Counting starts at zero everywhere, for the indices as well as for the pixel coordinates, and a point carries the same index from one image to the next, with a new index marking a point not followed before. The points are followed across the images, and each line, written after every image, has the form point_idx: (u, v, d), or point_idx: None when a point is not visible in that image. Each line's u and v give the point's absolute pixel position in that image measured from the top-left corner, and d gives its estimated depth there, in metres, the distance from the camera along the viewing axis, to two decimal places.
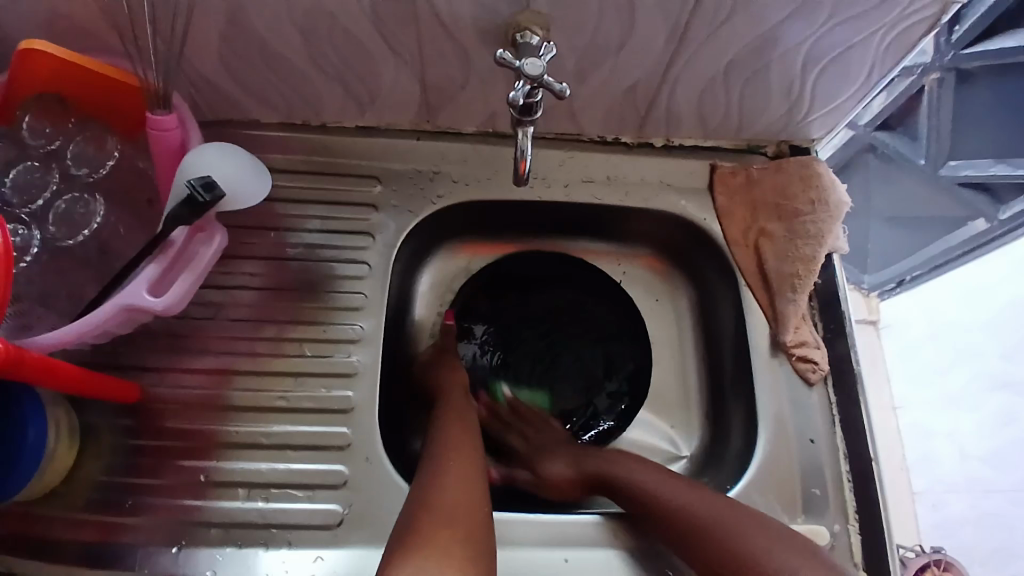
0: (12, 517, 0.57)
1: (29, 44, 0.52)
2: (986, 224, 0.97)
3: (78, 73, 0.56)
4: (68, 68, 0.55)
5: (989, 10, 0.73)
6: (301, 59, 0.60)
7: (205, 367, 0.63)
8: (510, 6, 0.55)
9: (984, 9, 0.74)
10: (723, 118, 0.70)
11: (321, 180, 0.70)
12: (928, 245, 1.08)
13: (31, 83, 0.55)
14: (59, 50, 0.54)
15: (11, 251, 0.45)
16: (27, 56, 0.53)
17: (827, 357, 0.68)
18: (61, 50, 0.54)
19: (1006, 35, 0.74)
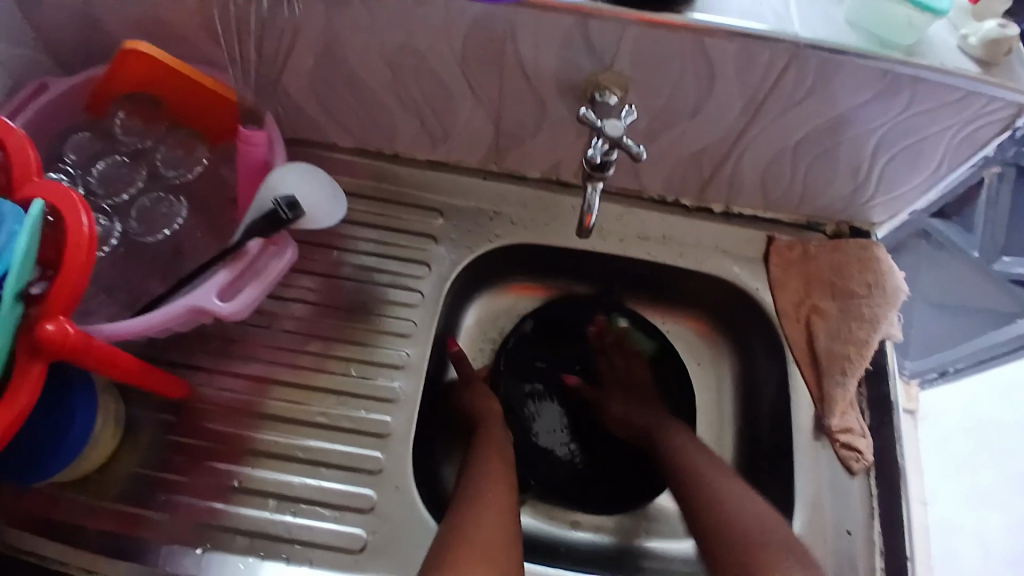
0: (39, 497, 0.58)
1: (133, 44, 0.55)
2: None
3: (173, 77, 0.58)
4: (165, 71, 0.58)
5: None
6: (386, 92, 0.63)
7: (252, 375, 0.64)
8: (593, 65, 0.57)
9: None
10: (785, 191, 0.71)
11: (385, 207, 0.72)
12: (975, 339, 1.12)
13: (127, 84, 0.59)
14: (160, 53, 0.56)
15: (94, 244, 0.46)
16: (130, 55, 0.56)
17: (872, 447, 0.66)
18: (162, 53, 0.57)
19: None
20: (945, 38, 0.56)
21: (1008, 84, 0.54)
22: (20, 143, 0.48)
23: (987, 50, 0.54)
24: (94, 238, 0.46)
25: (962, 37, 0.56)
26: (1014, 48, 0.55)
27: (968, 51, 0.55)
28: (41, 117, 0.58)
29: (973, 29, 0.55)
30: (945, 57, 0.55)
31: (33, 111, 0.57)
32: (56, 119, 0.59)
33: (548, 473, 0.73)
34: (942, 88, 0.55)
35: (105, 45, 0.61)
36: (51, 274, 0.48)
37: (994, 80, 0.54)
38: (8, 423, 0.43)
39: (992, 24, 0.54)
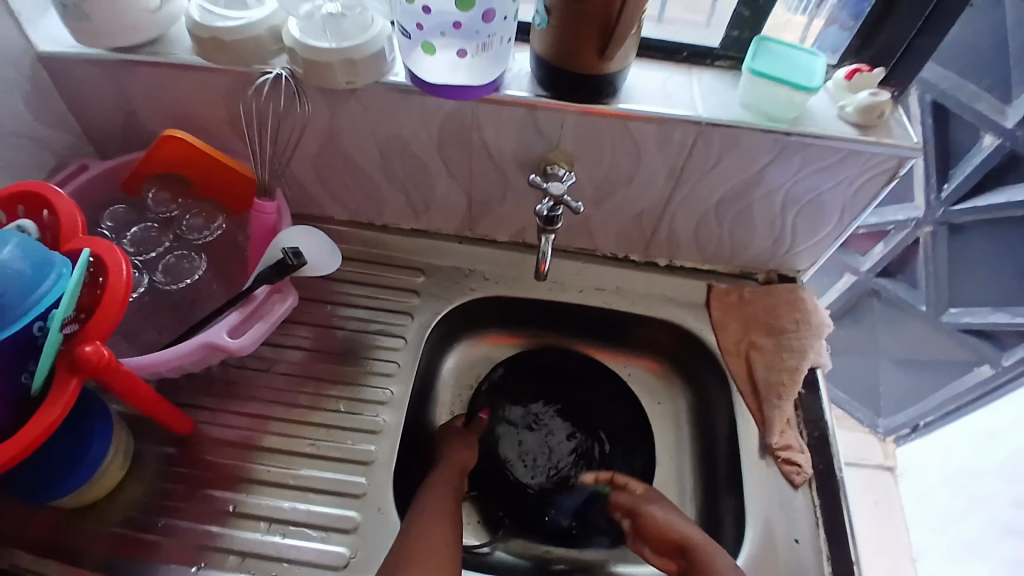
0: (50, 523, 0.65)
1: (172, 133, 0.68)
2: (991, 369, 1.20)
3: (201, 157, 0.71)
4: (196, 153, 0.70)
5: (974, 171, 1.01)
6: (376, 171, 0.77)
7: (253, 412, 0.73)
8: (543, 145, 0.71)
9: (970, 171, 1.01)
10: (718, 245, 0.83)
11: (375, 267, 0.84)
12: (928, 395, 1.38)
13: (162, 165, 0.72)
14: (193, 139, 0.70)
15: (129, 289, 0.57)
16: (168, 141, 0.69)
17: (811, 463, 0.73)
18: (194, 139, 0.70)
19: (992, 193, 1.01)
20: (828, 110, 0.70)
21: (883, 141, 0.67)
22: (70, 209, 0.60)
23: (863, 116, 0.68)
24: (129, 283, 0.57)
25: (841, 108, 0.69)
26: (886, 111, 0.68)
27: (848, 117, 0.69)
28: (84, 190, 0.72)
29: (849, 101, 0.69)
30: (826, 124, 0.68)
31: (77, 185, 0.71)
32: (96, 193, 0.73)
33: (517, 505, 0.77)
34: (824, 151, 0.68)
35: (143, 135, 0.76)
36: (83, 316, 0.57)
37: (872, 139, 0.67)
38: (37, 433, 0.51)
39: (863, 95, 0.68)
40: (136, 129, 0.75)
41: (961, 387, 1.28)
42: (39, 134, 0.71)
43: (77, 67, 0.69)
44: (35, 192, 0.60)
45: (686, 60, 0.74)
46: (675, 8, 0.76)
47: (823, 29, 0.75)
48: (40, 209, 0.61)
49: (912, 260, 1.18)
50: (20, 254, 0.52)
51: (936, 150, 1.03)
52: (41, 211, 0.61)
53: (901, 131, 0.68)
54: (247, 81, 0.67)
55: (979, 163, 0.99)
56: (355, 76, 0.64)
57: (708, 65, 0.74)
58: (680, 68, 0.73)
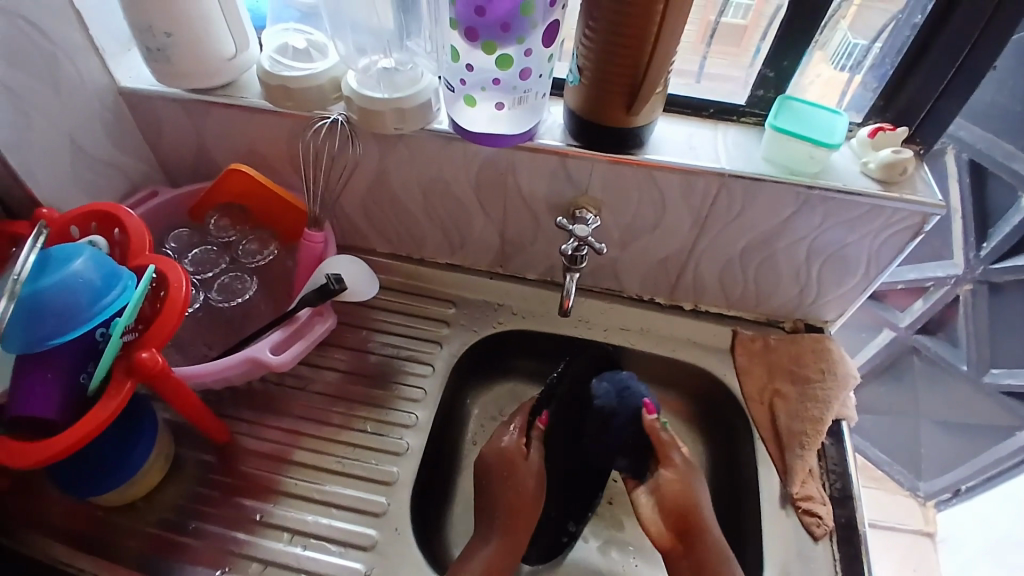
0: (96, 518, 0.70)
1: (235, 167, 0.76)
2: None
3: (260, 190, 0.78)
4: (256, 185, 0.78)
5: (1009, 234, 1.01)
6: (417, 209, 0.83)
7: (287, 427, 0.77)
8: (572, 190, 0.75)
9: (1005, 234, 1.01)
10: (743, 292, 0.84)
11: (410, 298, 0.89)
12: (969, 459, 1.33)
13: (226, 195, 0.79)
14: (255, 173, 0.77)
15: (185, 304, 0.62)
16: (233, 174, 0.76)
17: (833, 515, 0.72)
18: (255, 172, 0.77)
19: None
20: (851, 165, 0.72)
21: (907, 196, 0.69)
22: (139, 229, 0.67)
23: (886, 172, 0.69)
24: (186, 299, 0.63)
25: (865, 164, 0.71)
26: (909, 168, 0.69)
27: (870, 173, 0.71)
28: (152, 214, 0.80)
29: (872, 157, 0.71)
30: (848, 178, 0.70)
31: (146, 210, 0.79)
32: (161, 218, 0.81)
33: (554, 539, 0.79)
34: (848, 205, 0.70)
35: (210, 168, 0.84)
36: (141, 327, 0.63)
37: (895, 195, 0.69)
38: (89, 429, 0.56)
39: (886, 152, 0.70)
40: (203, 161, 0.84)
41: (1001, 453, 1.24)
42: (118, 162, 0.80)
43: (160, 107, 0.78)
44: (111, 213, 0.67)
45: (712, 115, 0.78)
46: (717, 62, 0.79)
47: (862, 88, 0.77)
48: (112, 227, 0.68)
49: (950, 319, 1.16)
50: (92, 266, 0.59)
51: (972, 209, 1.03)
52: (112, 229, 0.68)
53: (926, 187, 0.70)
54: (307, 123, 0.74)
55: (1017, 225, 0.99)
56: (404, 122, 0.70)
57: (734, 121, 0.78)
58: (707, 122, 0.77)
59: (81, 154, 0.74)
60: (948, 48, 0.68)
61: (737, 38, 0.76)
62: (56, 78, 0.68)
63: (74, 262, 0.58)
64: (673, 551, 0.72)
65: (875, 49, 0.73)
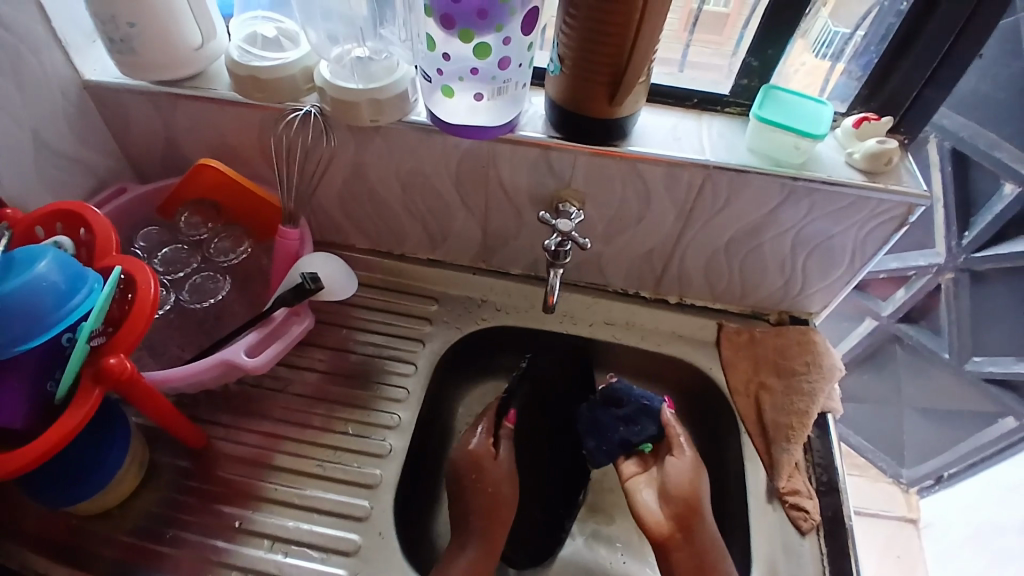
0: (67, 529, 0.67)
1: (205, 162, 0.74)
2: (1015, 422, 1.18)
3: (232, 186, 0.76)
4: (227, 181, 0.75)
5: (994, 219, 1.01)
6: (397, 204, 0.80)
7: (265, 430, 0.75)
8: (556, 184, 0.74)
9: (990, 219, 1.01)
10: (728, 285, 0.83)
11: (391, 295, 0.87)
12: (952, 445, 1.34)
13: (196, 191, 0.77)
14: (225, 168, 0.74)
15: (155, 306, 0.60)
16: (204, 170, 0.74)
17: (820, 508, 0.72)
18: (226, 168, 0.75)
19: (1012, 241, 1.01)
20: (836, 156, 0.71)
21: (892, 187, 0.68)
22: (106, 228, 0.64)
23: (870, 162, 0.69)
24: (156, 300, 0.60)
25: (849, 155, 0.70)
26: (894, 158, 0.69)
27: (855, 164, 0.70)
28: (121, 212, 0.77)
29: (856, 148, 0.70)
30: (834, 169, 0.70)
31: (114, 207, 0.76)
32: (131, 215, 0.78)
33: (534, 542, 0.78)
34: (833, 196, 0.69)
35: (182, 163, 0.81)
36: (110, 329, 0.60)
37: (878, 186, 0.68)
38: (57, 439, 0.54)
39: (871, 143, 0.69)
40: (173, 156, 0.81)
41: (983, 439, 1.25)
42: (84, 158, 0.76)
43: (125, 100, 0.75)
44: (75, 212, 0.64)
45: (696, 105, 0.76)
46: (700, 51, 0.77)
47: (845, 78, 0.76)
48: (77, 227, 0.65)
49: (933, 307, 1.17)
50: (57, 267, 0.56)
51: (955, 198, 1.03)
52: (78, 229, 0.65)
53: (911, 178, 0.69)
54: (280, 116, 0.72)
55: (999, 213, 1.00)
56: (380, 114, 0.68)
57: (718, 111, 0.76)
58: (690, 112, 0.76)
59: (43, 149, 0.70)
60: (934, 36, 0.67)
61: (720, 27, 0.75)
62: (15, 68, 0.65)
63: (38, 264, 0.55)
64: (670, 540, 0.68)
65: (856, 39, 0.73)
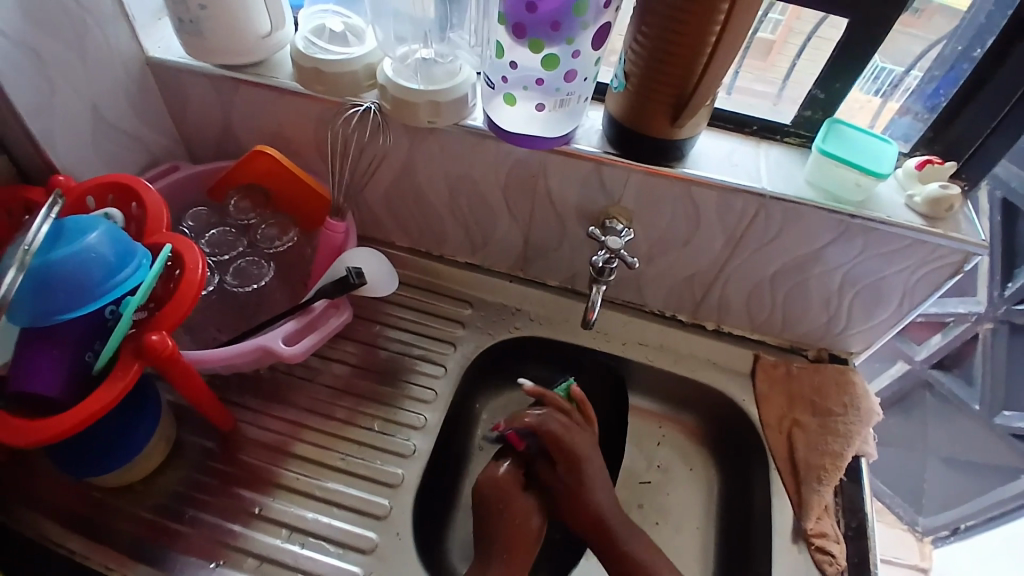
0: (90, 498, 0.68)
1: (262, 149, 0.74)
2: None
3: (285, 174, 0.76)
4: (281, 169, 0.75)
5: None
6: (441, 205, 0.80)
7: (291, 418, 0.76)
8: (604, 200, 0.73)
9: None
10: (768, 316, 0.82)
11: (426, 295, 0.87)
12: (971, 498, 1.30)
13: (249, 176, 0.77)
14: (280, 156, 0.74)
15: (200, 286, 0.60)
16: (259, 156, 0.74)
17: (846, 554, 0.70)
18: (281, 157, 0.75)
19: None
20: (895, 198, 0.70)
21: (951, 234, 0.66)
22: (157, 206, 0.64)
23: (931, 207, 0.67)
24: (202, 281, 0.61)
25: (910, 197, 0.69)
26: (955, 205, 0.67)
27: (915, 207, 0.68)
28: (172, 190, 0.78)
29: (918, 191, 0.68)
30: (893, 210, 0.68)
31: (164, 184, 0.77)
32: (180, 194, 0.79)
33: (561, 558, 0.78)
34: (890, 237, 0.68)
35: (234, 147, 0.82)
36: (152, 306, 0.61)
37: (939, 232, 0.66)
38: (93, 409, 0.55)
39: (934, 187, 0.67)
40: (226, 139, 0.82)
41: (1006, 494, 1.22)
42: (140, 134, 0.78)
43: (187, 81, 0.76)
44: (128, 185, 0.65)
45: (754, 133, 0.75)
46: (745, 77, 0.76)
47: (901, 113, 0.75)
48: (128, 201, 0.66)
49: (968, 355, 1.14)
50: (107, 241, 0.56)
51: (1001, 247, 1.00)
52: (129, 204, 0.66)
53: (970, 226, 0.67)
54: (337, 110, 0.72)
55: None
56: (438, 115, 0.68)
57: (777, 140, 0.75)
58: (748, 139, 0.75)
59: (102, 123, 0.72)
60: (1006, 84, 0.65)
61: (764, 53, 0.74)
62: (83, 43, 0.66)
63: (89, 236, 0.56)
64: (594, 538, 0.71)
65: (918, 78, 0.72)
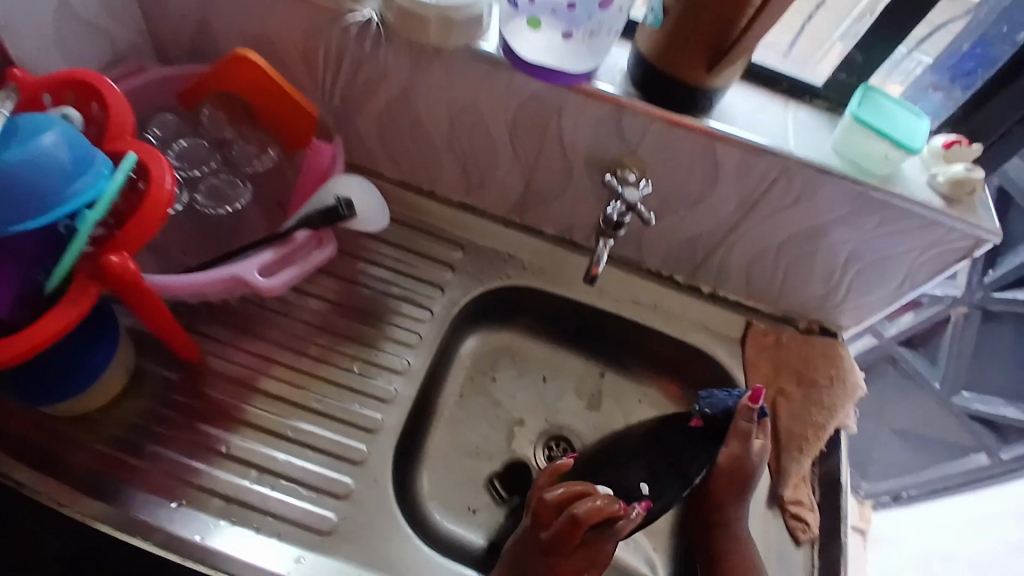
0: (40, 426, 0.62)
1: (245, 53, 0.65)
2: (987, 459, 1.21)
3: (268, 86, 0.67)
4: (262, 79, 0.66)
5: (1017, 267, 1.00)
6: (439, 137, 0.74)
7: (263, 354, 0.71)
8: (618, 148, 0.68)
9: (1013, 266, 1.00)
10: (767, 285, 0.80)
11: (413, 233, 0.81)
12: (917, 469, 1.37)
13: (225, 83, 0.68)
14: (263, 63, 0.66)
15: (170, 203, 0.53)
16: (240, 61, 0.65)
17: (818, 523, 0.72)
18: (265, 64, 0.66)
19: None
20: (917, 175, 0.67)
21: (967, 219, 0.64)
22: (120, 109, 0.56)
23: (952, 188, 0.65)
24: (172, 197, 0.54)
25: (932, 176, 0.66)
26: (976, 189, 0.65)
27: (936, 187, 0.66)
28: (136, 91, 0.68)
29: (941, 170, 0.65)
30: (916, 188, 0.65)
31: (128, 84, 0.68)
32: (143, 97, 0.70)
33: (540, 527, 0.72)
34: (907, 215, 0.66)
35: (208, 47, 0.72)
36: (113, 223, 0.55)
37: (956, 215, 0.64)
38: (48, 334, 0.49)
39: (958, 167, 0.64)
40: (202, 39, 0.72)
41: (953, 470, 1.28)
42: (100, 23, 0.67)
43: None
44: (86, 81, 0.56)
45: (782, 91, 0.70)
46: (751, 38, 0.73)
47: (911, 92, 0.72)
48: (88, 100, 0.57)
49: (937, 336, 1.15)
50: (65, 145, 0.49)
51: None
52: (90, 103, 0.57)
53: (984, 212, 0.65)
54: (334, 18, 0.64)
55: None
56: (447, 35, 0.60)
57: (805, 101, 0.70)
58: (776, 97, 0.70)
59: None
60: None
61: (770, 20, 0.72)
62: None
63: (44, 136, 0.48)
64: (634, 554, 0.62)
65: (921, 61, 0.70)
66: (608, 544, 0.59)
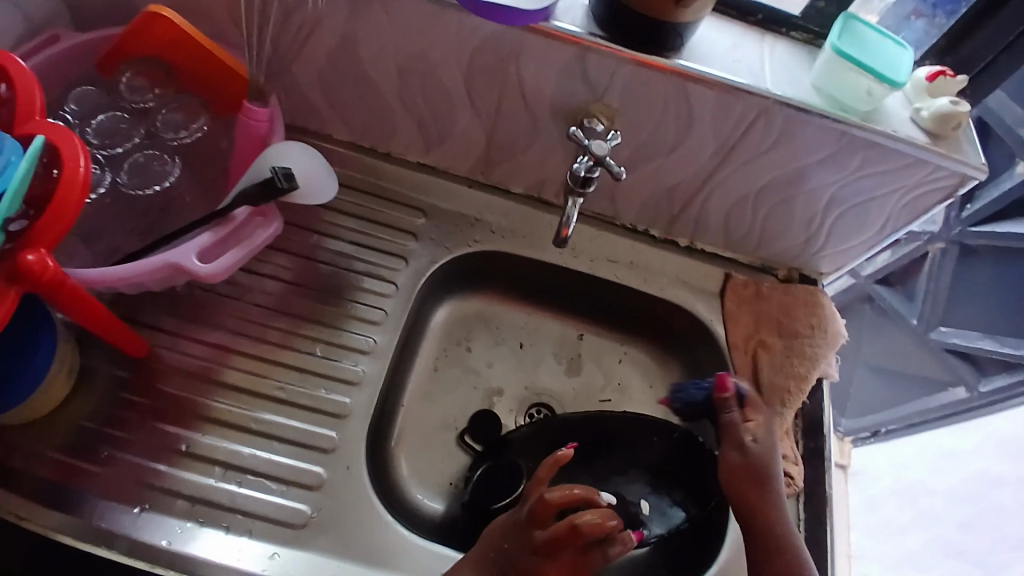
0: None
1: (159, 10, 0.58)
2: (965, 392, 1.24)
3: (189, 41, 0.60)
4: (183, 37, 0.60)
5: (996, 200, 0.97)
6: (390, 93, 0.67)
7: (216, 342, 0.66)
8: (586, 94, 0.62)
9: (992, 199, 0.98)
10: (745, 234, 0.77)
11: (370, 200, 0.75)
12: (895, 404, 1.38)
13: (143, 44, 0.61)
14: (180, 20, 0.59)
15: (85, 188, 0.47)
16: (153, 18, 0.59)
17: (803, 475, 0.70)
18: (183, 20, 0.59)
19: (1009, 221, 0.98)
20: (900, 110, 0.63)
21: (953, 156, 0.61)
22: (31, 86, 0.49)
23: (936, 124, 0.61)
24: (88, 180, 0.47)
25: (916, 111, 0.62)
26: (961, 123, 0.61)
27: (919, 123, 0.62)
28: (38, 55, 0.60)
29: (926, 104, 0.62)
30: (898, 125, 0.61)
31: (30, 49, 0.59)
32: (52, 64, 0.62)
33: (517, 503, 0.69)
34: (892, 153, 0.62)
35: None
36: (32, 212, 0.47)
37: (941, 152, 0.61)
38: None
39: (943, 101, 0.60)
40: None
41: (929, 404, 1.31)
42: None
43: None
44: None
45: (759, 23, 0.65)
46: None
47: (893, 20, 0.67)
48: None
49: (914, 274, 1.14)
50: None
51: None
52: None
53: (971, 147, 0.62)
54: None
55: (1007, 190, 0.95)
56: None
57: (782, 34, 0.65)
58: (752, 30, 0.65)
59: None
60: None
61: None
62: None
63: None
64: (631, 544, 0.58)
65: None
66: (597, 553, 0.56)
